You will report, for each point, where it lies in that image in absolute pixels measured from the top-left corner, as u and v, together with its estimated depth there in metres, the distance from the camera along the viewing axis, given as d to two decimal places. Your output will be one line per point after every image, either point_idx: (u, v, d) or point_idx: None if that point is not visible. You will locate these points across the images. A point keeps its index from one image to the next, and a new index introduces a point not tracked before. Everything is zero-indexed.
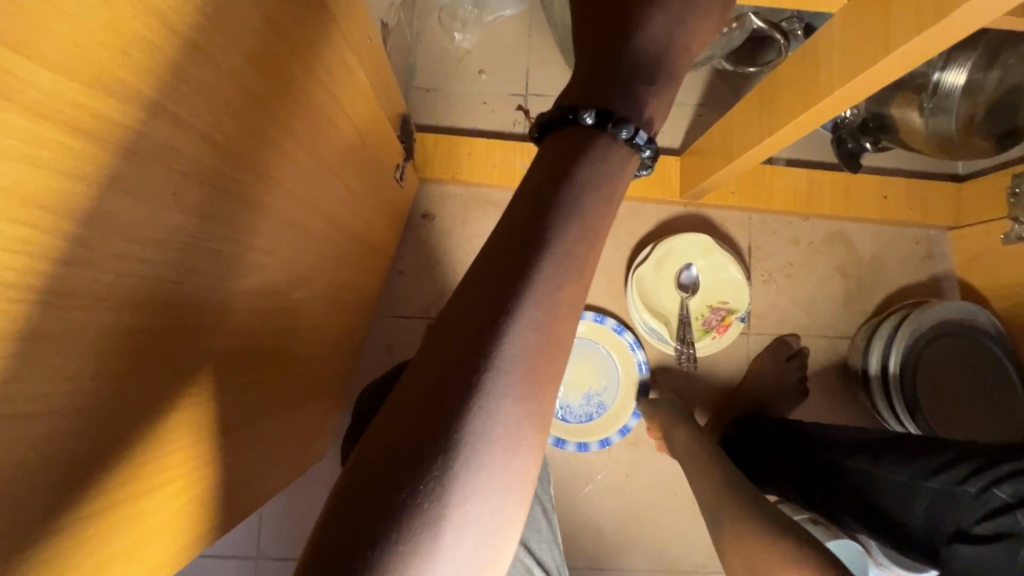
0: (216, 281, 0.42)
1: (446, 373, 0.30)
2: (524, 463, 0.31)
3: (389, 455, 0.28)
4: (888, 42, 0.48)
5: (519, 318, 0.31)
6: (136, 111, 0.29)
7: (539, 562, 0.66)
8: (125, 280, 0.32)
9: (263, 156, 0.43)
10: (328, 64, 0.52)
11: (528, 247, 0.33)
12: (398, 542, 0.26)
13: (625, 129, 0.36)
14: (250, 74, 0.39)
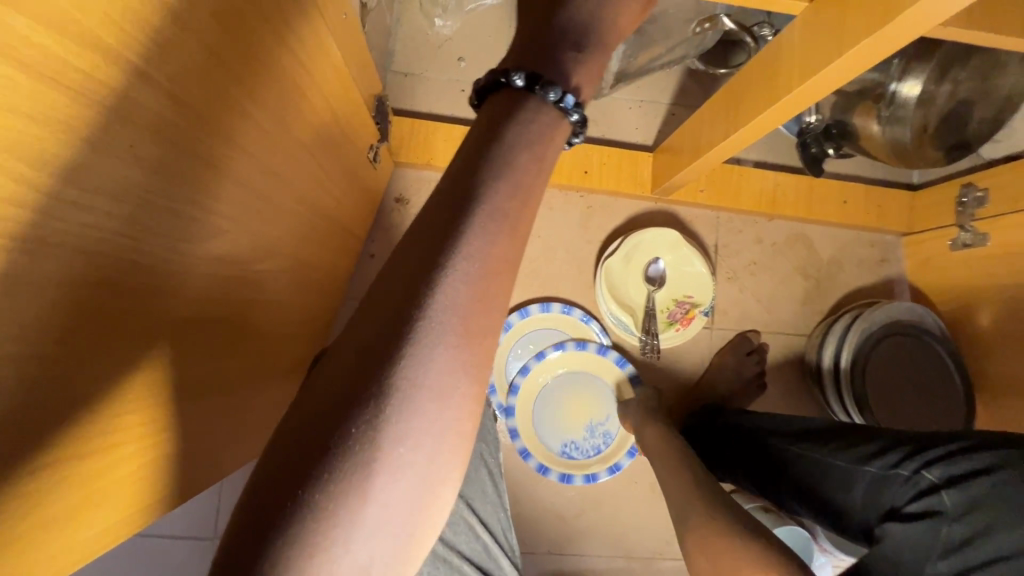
0: (175, 243, 0.41)
1: (377, 326, 0.30)
2: (460, 412, 0.31)
3: (321, 403, 0.29)
4: (842, 44, 0.50)
5: (451, 270, 0.32)
6: (90, 56, 0.29)
7: (483, 521, 0.69)
8: (76, 229, 0.31)
9: (230, 120, 0.43)
10: (302, 36, 0.52)
11: (461, 205, 0.33)
12: (330, 482, 0.27)
13: (552, 91, 0.37)
14: (216, 33, 0.39)
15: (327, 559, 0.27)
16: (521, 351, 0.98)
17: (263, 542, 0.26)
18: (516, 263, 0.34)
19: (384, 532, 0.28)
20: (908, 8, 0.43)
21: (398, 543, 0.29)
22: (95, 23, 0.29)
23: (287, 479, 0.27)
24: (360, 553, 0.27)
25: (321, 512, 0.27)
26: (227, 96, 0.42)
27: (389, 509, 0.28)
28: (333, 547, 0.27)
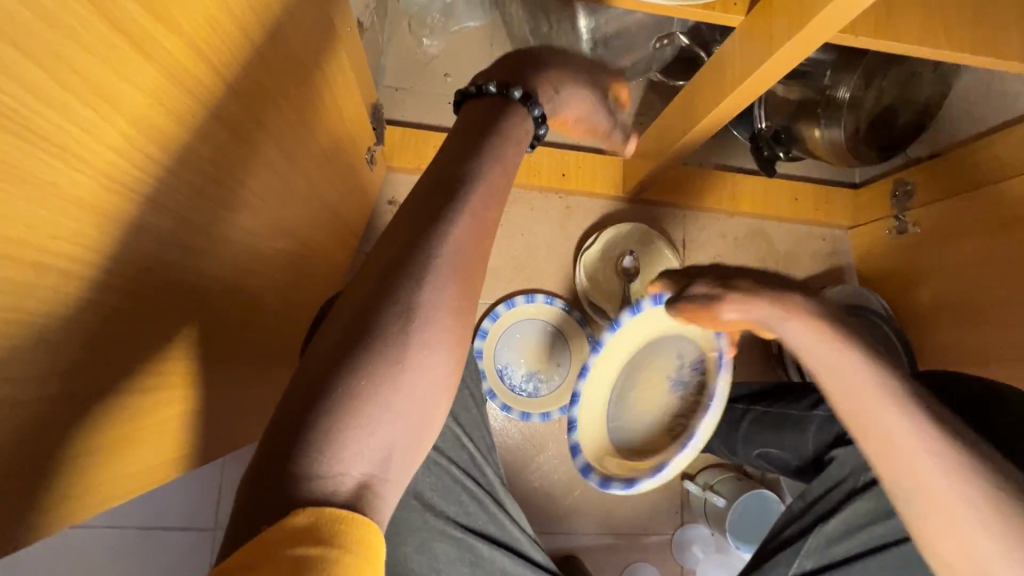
0: (220, 211, 0.47)
1: (388, 263, 0.39)
2: (461, 330, 0.40)
3: (352, 318, 0.37)
4: (769, 50, 0.61)
5: (453, 222, 0.41)
6: (178, 42, 0.36)
7: (466, 433, 0.66)
8: (160, 185, 0.38)
9: (268, 109, 0.50)
10: (323, 43, 0.60)
11: (457, 175, 0.43)
12: (364, 372, 0.35)
13: (536, 108, 0.49)
14: (264, 34, 0.46)
15: (359, 430, 0.35)
16: (507, 340, 1.05)
17: (308, 416, 0.34)
18: (498, 221, 0.44)
19: (402, 413, 0.36)
20: (816, 16, 0.54)
21: (412, 423, 0.37)
22: (184, 17, 0.36)
23: (324, 372, 0.35)
24: (388, 426, 0.36)
25: (358, 393, 0.35)
26: (268, 88, 0.49)
27: (409, 396, 0.37)
28: (364, 421, 0.35)
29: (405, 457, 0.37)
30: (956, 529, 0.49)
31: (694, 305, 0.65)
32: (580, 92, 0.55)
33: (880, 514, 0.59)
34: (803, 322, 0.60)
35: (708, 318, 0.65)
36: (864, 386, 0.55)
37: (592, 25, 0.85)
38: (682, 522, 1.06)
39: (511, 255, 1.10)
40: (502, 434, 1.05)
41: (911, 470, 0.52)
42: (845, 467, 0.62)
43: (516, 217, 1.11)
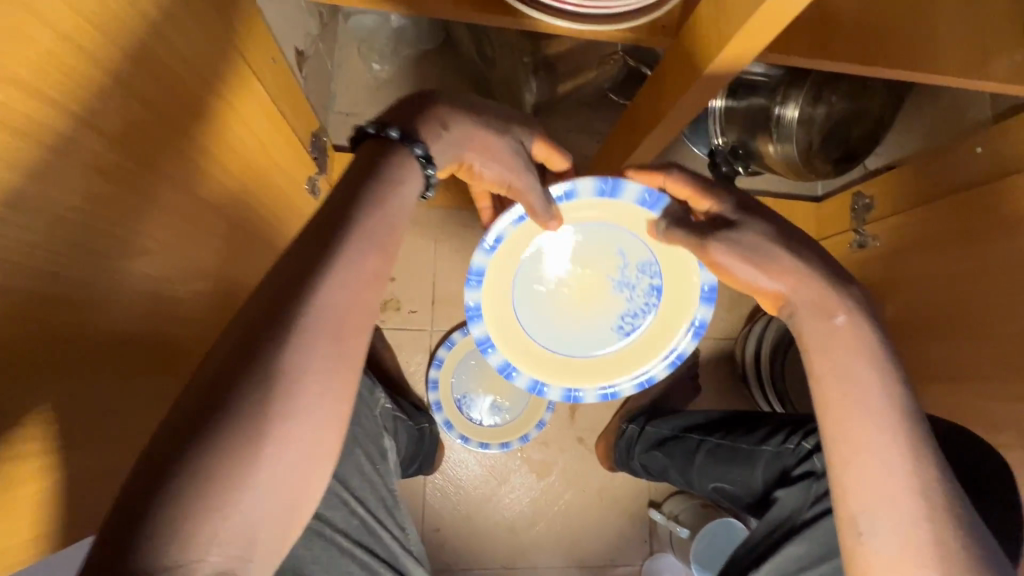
0: (110, 262, 0.44)
1: (253, 325, 0.37)
2: (335, 391, 0.39)
3: (207, 388, 0.35)
4: (699, 69, 0.60)
5: (327, 278, 0.39)
6: (10, 91, 0.34)
7: (354, 497, 0.63)
8: (10, 244, 0.35)
9: (166, 154, 0.49)
10: (226, 77, 0.58)
11: (335, 228, 0.41)
12: (217, 450, 0.33)
13: (417, 147, 0.47)
14: (136, 73, 0.44)
15: (215, 514, 0.33)
16: (464, 368, 1.02)
17: (151, 504, 0.31)
18: (384, 275, 0.43)
19: (267, 490, 0.35)
20: (737, 32, 0.53)
21: (278, 499, 0.36)
22: (19, 66, 0.34)
23: (174, 452, 0.32)
24: (249, 504, 0.34)
25: (211, 474, 0.33)
26: (158, 130, 0.47)
27: (273, 469, 0.35)
28: (222, 504, 0.33)
29: (270, 534, 0.35)
30: (901, 536, 0.47)
31: (733, 259, 0.52)
32: (497, 145, 0.51)
33: (811, 558, 0.56)
34: (830, 315, 0.52)
35: (737, 276, 0.54)
36: (868, 387, 0.50)
37: (533, 49, 0.85)
38: (652, 553, 1.02)
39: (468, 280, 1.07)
40: (464, 468, 1.02)
41: (883, 474, 0.48)
42: (788, 505, 0.61)
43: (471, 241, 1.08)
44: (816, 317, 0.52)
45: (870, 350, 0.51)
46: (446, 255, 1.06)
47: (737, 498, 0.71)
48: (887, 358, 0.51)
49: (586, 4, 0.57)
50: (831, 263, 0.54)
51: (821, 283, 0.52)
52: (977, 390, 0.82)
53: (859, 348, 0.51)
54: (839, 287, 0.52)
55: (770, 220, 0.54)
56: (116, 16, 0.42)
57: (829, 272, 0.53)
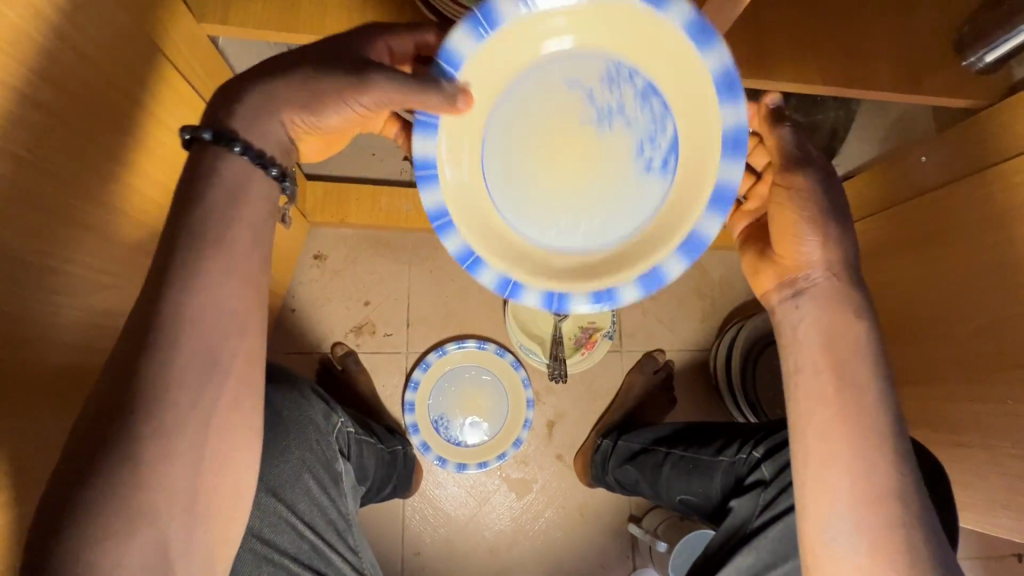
0: (43, 296, 0.45)
1: (118, 361, 0.40)
2: (209, 402, 0.42)
3: (81, 433, 0.38)
4: None
5: (173, 303, 0.41)
6: None
7: (303, 522, 0.64)
8: None
9: (100, 186, 0.50)
10: (174, 113, 0.60)
11: (177, 248, 0.42)
12: (103, 484, 0.37)
13: (205, 133, 0.44)
14: (81, 114, 0.46)
15: (121, 533, 0.38)
16: (440, 389, 1.02)
17: (62, 536, 0.36)
18: (246, 278, 0.45)
19: (171, 503, 0.40)
20: None
21: (185, 509, 0.41)
22: None
23: (70, 496, 0.37)
24: (149, 521, 0.39)
25: (104, 507, 0.37)
26: (97, 163, 0.49)
27: (168, 487, 0.40)
28: (125, 525, 0.38)
29: (187, 536, 0.41)
30: (871, 540, 0.48)
31: (814, 193, 0.51)
32: (297, 109, 0.47)
33: (758, 569, 0.60)
34: (842, 312, 0.52)
35: (790, 226, 0.52)
36: (867, 390, 0.51)
37: None
38: (635, 567, 1.02)
39: (442, 300, 1.08)
40: (443, 489, 1.02)
41: (864, 478, 0.49)
42: (739, 514, 0.64)
43: (444, 262, 1.09)
44: (828, 305, 0.52)
45: (868, 355, 0.52)
46: (420, 277, 1.08)
47: (698, 507, 0.74)
48: (882, 361, 0.52)
49: None
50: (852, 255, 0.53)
51: (843, 277, 0.53)
52: (940, 391, 0.84)
53: (859, 352, 0.52)
54: (857, 288, 0.53)
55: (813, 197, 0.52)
56: (63, 61, 0.44)
57: (849, 265, 0.53)
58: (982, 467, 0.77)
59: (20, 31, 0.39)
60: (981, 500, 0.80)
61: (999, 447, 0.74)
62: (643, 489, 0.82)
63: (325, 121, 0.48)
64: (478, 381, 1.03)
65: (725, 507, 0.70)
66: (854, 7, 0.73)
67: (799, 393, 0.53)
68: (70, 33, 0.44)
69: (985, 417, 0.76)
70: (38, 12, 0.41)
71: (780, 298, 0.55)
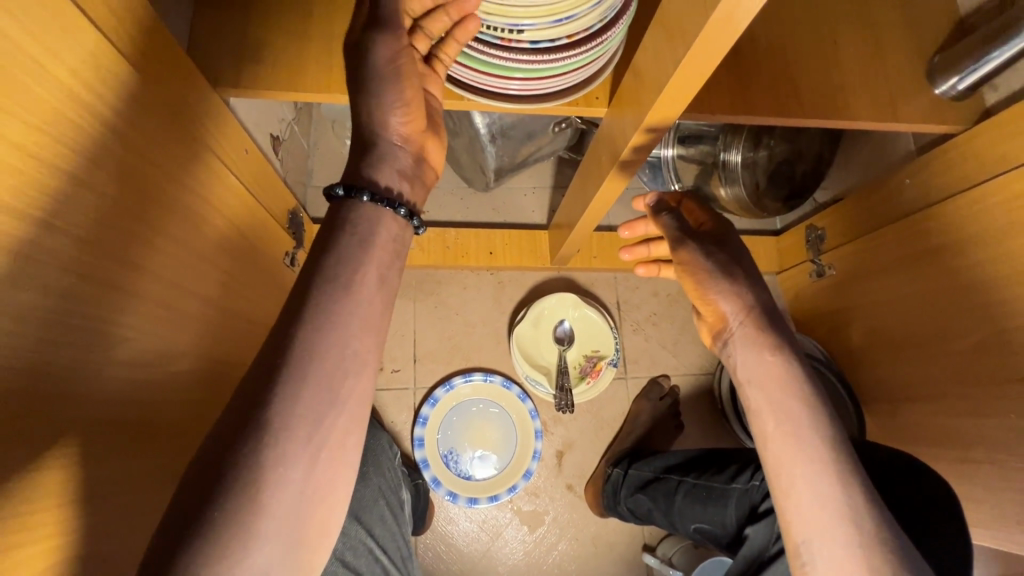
0: (90, 358, 0.46)
1: (253, 379, 0.38)
2: (331, 431, 0.39)
3: (214, 448, 0.35)
4: (627, 131, 0.66)
5: (307, 327, 0.39)
6: (18, 222, 0.38)
7: (381, 546, 0.63)
8: (14, 356, 0.38)
9: (139, 251, 0.52)
10: (197, 173, 0.63)
11: (308, 276, 0.41)
12: (223, 501, 0.34)
13: (338, 187, 0.45)
14: (116, 186, 0.49)
15: (231, 559, 0.33)
16: (449, 424, 1.03)
17: (174, 564, 0.32)
18: (376, 309, 0.42)
19: (277, 541, 0.35)
20: (651, 108, 0.59)
21: (287, 548, 0.36)
22: (12, 194, 0.38)
23: (194, 515, 0.33)
24: (260, 556, 0.34)
25: (221, 527, 0.33)
26: (136, 231, 0.51)
27: (276, 518, 0.35)
28: (233, 560, 0.33)
29: None
30: (840, 564, 0.47)
31: (697, 260, 0.60)
32: (384, 113, 0.48)
33: None
34: (762, 351, 0.56)
35: (701, 282, 0.60)
36: (799, 415, 0.52)
37: (487, 120, 0.89)
38: None
39: (447, 335, 1.10)
40: (455, 525, 1.02)
41: (818, 501, 0.49)
42: (756, 543, 0.65)
43: (449, 297, 1.12)
44: (751, 346, 0.57)
45: (799, 386, 0.54)
46: (425, 312, 1.10)
47: (715, 536, 0.74)
48: (812, 389, 0.54)
49: (528, 89, 0.63)
50: (766, 301, 0.58)
51: (758, 318, 0.57)
52: (943, 407, 0.85)
53: (788, 381, 0.54)
54: (773, 328, 0.57)
55: (731, 253, 0.61)
56: (97, 136, 0.46)
57: (759, 309, 0.58)
58: (992, 481, 0.78)
59: (59, 112, 0.42)
60: (992, 515, 0.80)
61: (1007, 462, 0.75)
62: (660, 524, 0.82)
63: (404, 96, 0.48)
64: (486, 411, 1.04)
65: (742, 536, 0.70)
66: (829, 42, 0.78)
67: (751, 429, 0.55)
68: (103, 111, 0.47)
69: (990, 430, 0.77)
70: (75, 96, 0.44)
71: (718, 351, 0.60)
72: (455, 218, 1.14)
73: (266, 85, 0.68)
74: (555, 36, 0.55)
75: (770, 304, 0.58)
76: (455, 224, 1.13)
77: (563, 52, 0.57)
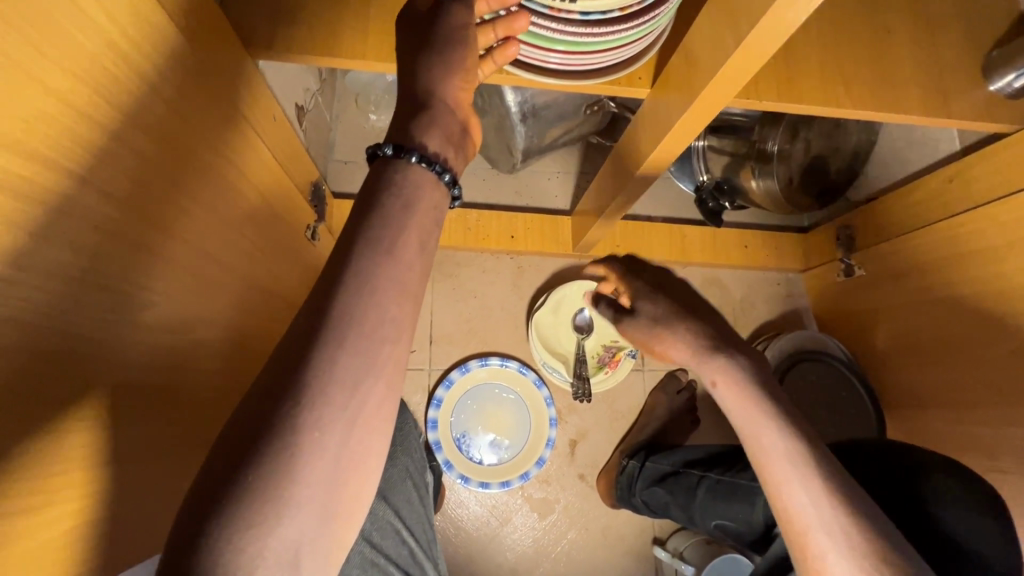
0: (116, 320, 0.44)
1: (289, 342, 0.36)
2: (367, 400, 0.36)
3: (250, 411, 0.34)
4: (672, 112, 0.64)
5: (347, 290, 0.37)
6: (49, 173, 0.36)
7: (403, 526, 0.62)
8: (40, 312, 0.37)
9: (169, 213, 0.50)
10: (227, 137, 0.60)
11: (353, 235, 0.39)
12: (258, 466, 0.32)
13: (389, 147, 0.42)
14: (150, 143, 0.46)
15: (266, 525, 0.32)
16: (463, 407, 1.02)
17: (211, 526, 0.31)
18: (417, 274, 0.39)
19: (312, 511, 0.33)
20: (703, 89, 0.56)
21: (321, 520, 0.34)
22: (44, 143, 0.36)
23: (231, 478, 0.32)
24: (292, 525, 0.32)
25: (256, 492, 0.32)
26: (167, 193, 0.50)
27: (311, 486, 0.33)
28: (266, 527, 0.32)
29: (320, 551, 0.34)
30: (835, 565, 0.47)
31: (634, 329, 0.60)
32: (448, 76, 0.45)
33: None
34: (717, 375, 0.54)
35: (645, 341, 0.60)
36: (767, 429, 0.51)
37: (520, 98, 0.86)
38: None
39: (465, 318, 1.08)
40: (465, 509, 1.01)
41: (804, 507, 0.49)
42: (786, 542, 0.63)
43: (468, 279, 1.10)
44: (706, 372, 0.55)
45: (762, 401, 0.52)
46: (444, 294, 1.09)
47: (738, 534, 0.72)
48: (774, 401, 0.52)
49: (569, 62, 0.60)
50: (712, 327, 0.57)
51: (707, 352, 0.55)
52: (971, 415, 0.83)
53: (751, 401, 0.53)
54: (723, 349, 0.55)
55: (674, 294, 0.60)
56: (135, 87, 0.44)
57: (706, 336, 0.56)
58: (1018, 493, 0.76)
59: (95, 60, 0.40)
60: None
61: None
62: (678, 518, 0.81)
63: (469, 64, 0.46)
64: (501, 395, 1.03)
65: (770, 535, 0.68)
66: (883, 31, 0.74)
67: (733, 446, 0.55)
68: (141, 63, 0.45)
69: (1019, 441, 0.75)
70: (114, 45, 0.42)
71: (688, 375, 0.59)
72: (478, 200, 1.12)
73: (299, 49, 0.65)
74: (607, 8, 0.53)
75: (717, 328, 0.57)
76: (478, 205, 1.11)
77: (612, 26, 0.54)
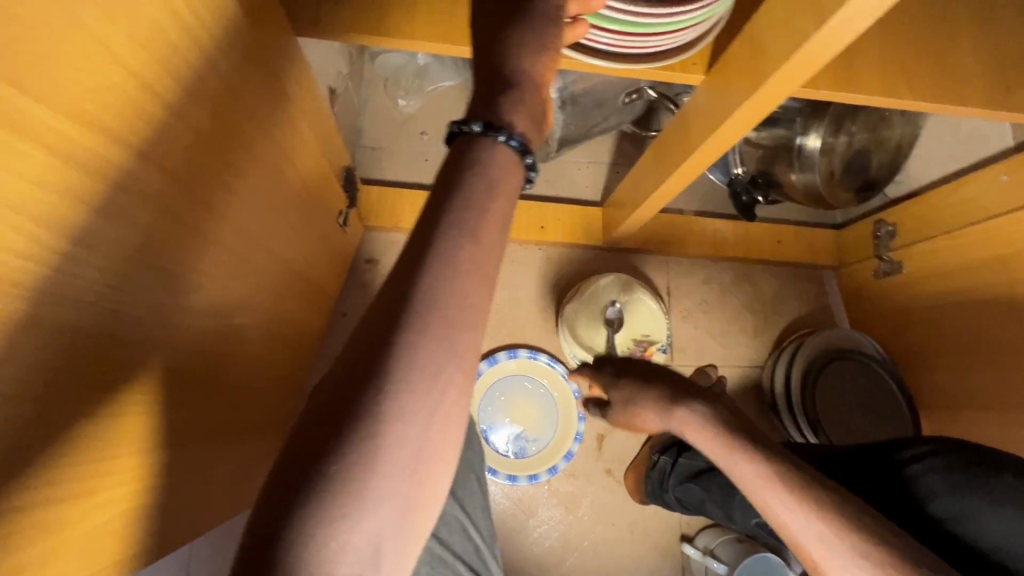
0: (166, 302, 0.43)
1: (370, 327, 0.34)
2: (447, 390, 0.34)
3: (330, 398, 0.32)
4: (731, 100, 0.62)
5: (428, 273, 0.35)
6: (111, 145, 0.34)
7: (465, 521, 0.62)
8: (97, 290, 0.35)
9: (219, 192, 0.48)
10: (275, 117, 0.59)
11: (434, 218, 0.37)
12: (339, 456, 0.31)
13: (475, 123, 0.40)
14: (205, 119, 0.45)
15: (347, 518, 0.30)
16: (492, 399, 1.01)
17: (292, 517, 0.29)
18: (496, 260, 0.38)
19: (392, 504, 0.32)
20: (771, 75, 0.54)
21: (401, 515, 0.32)
22: (107, 114, 0.34)
23: (312, 469, 0.30)
24: (373, 519, 0.31)
25: (338, 483, 0.30)
26: (218, 172, 0.48)
27: (392, 479, 0.32)
28: (346, 521, 0.30)
29: (399, 546, 0.32)
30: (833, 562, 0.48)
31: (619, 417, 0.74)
32: (538, 51, 0.43)
33: None
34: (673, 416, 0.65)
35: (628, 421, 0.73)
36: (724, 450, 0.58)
37: (561, 85, 0.84)
38: None
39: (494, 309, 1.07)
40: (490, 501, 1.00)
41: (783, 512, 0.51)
42: None
43: None
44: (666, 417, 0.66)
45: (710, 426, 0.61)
46: None
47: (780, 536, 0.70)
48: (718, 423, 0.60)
49: (620, 43, 0.57)
50: (660, 379, 0.69)
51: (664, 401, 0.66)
52: (1013, 418, 0.82)
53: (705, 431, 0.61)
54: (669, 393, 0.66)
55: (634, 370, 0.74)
56: (194, 60, 0.43)
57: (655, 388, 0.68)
58: None
59: (158, 29, 0.38)
60: None
61: None
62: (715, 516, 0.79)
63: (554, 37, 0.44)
64: (531, 388, 1.02)
65: None
66: (943, 20, 0.72)
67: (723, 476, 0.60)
68: (201, 35, 0.43)
69: None
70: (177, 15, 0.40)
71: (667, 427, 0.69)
72: None
73: (348, 28, 0.63)
74: None
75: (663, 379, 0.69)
76: None
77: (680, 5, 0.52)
